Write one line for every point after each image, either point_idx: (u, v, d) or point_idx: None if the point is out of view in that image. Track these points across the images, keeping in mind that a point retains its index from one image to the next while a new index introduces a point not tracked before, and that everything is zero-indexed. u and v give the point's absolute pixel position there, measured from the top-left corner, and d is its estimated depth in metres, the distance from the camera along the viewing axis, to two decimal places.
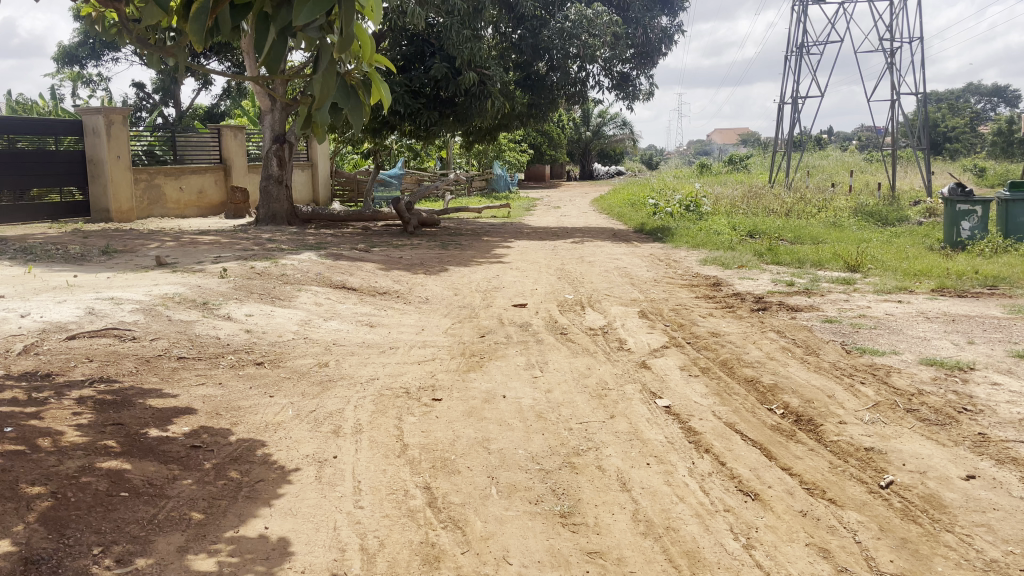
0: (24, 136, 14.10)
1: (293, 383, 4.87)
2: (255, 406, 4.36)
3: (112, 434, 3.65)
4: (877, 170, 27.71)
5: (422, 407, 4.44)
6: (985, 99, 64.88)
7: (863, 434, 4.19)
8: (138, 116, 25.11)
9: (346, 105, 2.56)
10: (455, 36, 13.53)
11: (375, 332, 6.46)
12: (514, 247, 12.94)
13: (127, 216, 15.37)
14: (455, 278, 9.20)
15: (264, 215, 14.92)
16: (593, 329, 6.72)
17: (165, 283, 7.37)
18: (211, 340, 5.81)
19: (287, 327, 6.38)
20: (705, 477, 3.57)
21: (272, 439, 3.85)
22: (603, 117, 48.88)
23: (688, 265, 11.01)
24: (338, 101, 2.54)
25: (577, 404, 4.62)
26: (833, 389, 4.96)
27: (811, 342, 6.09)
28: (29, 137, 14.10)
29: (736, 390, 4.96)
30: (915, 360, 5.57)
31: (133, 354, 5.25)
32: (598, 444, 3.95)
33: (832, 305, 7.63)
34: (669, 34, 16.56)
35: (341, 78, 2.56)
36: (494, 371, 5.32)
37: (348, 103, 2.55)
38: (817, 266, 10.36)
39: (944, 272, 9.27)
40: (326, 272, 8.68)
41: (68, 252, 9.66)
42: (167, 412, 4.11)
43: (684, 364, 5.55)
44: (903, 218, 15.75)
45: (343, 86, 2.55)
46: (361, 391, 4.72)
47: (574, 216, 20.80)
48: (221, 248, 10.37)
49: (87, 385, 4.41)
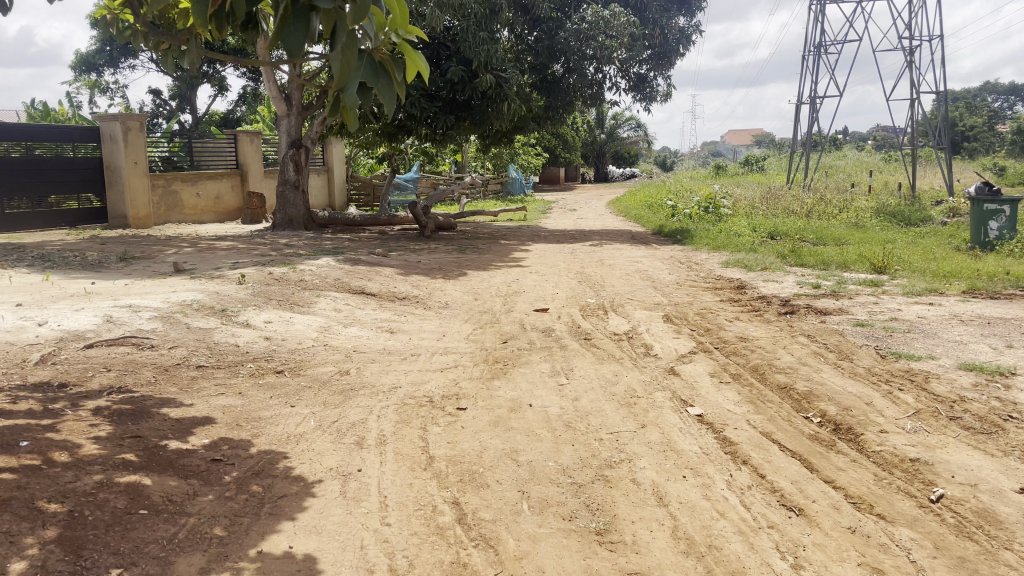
0: (41, 143, 14.08)
1: (314, 392, 4.74)
2: (276, 416, 4.24)
3: (130, 447, 3.55)
4: (896, 170, 27.40)
5: (448, 417, 4.32)
6: (1002, 97, 64.27)
7: (907, 444, 4.02)
8: (154, 122, 25.22)
9: (375, 84, 2.35)
10: (471, 38, 13.42)
11: (395, 338, 6.35)
12: (532, 250, 12.82)
13: (144, 222, 15.37)
14: (474, 283, 9.09)
15: (281, 220, 14.85)
16: (617, 334, 6.58)
17: (182, 290, 7.29)
18: (230, 348, 5.72)
19: (306, 333, 6.27)
20: (746, 491, 3.42)
21: (294, 452, 3.74)
22: (617, 119, 48.78)
23: (710, 267, 10.84)
24: (367, 81, 2.33)
25: (606, 413, 4.48)
26: (871, 396, 4.79)
27: (843, 347, 5.91)
28: (46, 145, 14.10)
29: (771, 398, 4.80)
30: (953, 365, 5.38)
31: (151, 363, 5.16)
32: (631, 455, 3.80)
33: (862, 308, 7.44)
34: (687, 34, 16.39)
35: (368, 55, 2.36)
36: (519, 378, 5.18)
37: (378, 83, 2.34)
38: (843, 267, 10.15)
39: (974, 273, 9.03)
40: (344, 277, 8.58)
41: (85, 259, 9.64)
42: (187, 423, 4.01)
43: (713, 370, 5.39)
44: (927, 218, 15.47)
45: (369, 64, 2.34)
46: (383, 400, 4.60)
47: (590, 218, 20.68)
48: (238, 254, 10.30)
49: (104, 395, 4.32)
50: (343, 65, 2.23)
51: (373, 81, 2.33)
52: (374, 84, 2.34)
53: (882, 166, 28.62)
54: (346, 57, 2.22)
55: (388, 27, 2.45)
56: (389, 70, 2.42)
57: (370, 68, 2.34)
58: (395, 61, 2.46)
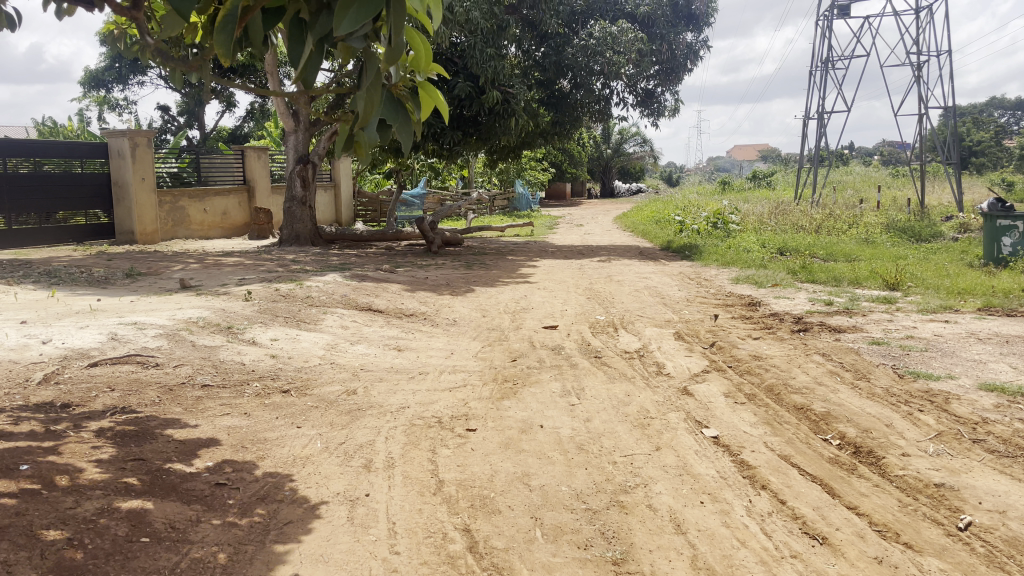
0: (51, 159, 14.11)
1: (320, 412, 4.65)
2: (282, 438, 4.14)
3: (133, 470, 3.46)
4: (904, 185, 27.32)
5: (458, 438, 4.22)
6: (1009, 113, 64.19)
7: (930, 468, 3.90)
8: (162, 138, 25.32)
9: (395, 123, 2.24)
10: (479, 55, 13.42)
11: (403, 356, 6.26)
12: (540, 265, 12.75)
13: (151, 238, 15.37)
14: (482, 299, 9.00)
15: (288, 235, 14.85)
16: (628, 352, 6.48)
17: (188, 307, 7.23)
18: (235, 366, 5.64)
19: (313, 351, 6.19)
20: (766, 518, 3.31)
21: (300, 475, 3.64)
22: (623, 134, 48.85)
23: (720, 283, 10.74)
24: (388, 118, 2.23)
25: (620, 434, 4.37)
26: (891, 417, 4.68)
27: (860, 366, 5.80)
28: (55, 161, 14.12)
29: (787, 419, 4.68)
30: (973, 385, 5.26)
31: (156, 382, 5.08)
32: (646, 479, 3.70)
33: (876, 326, 7.32)
34: (694, 50, 16.39)
35: (389, 91, 2.25)
36: (529, 398, 5.08)
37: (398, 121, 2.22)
38: (855, 284, 10.03)
39: (988, 289, 8.91)
40: (351, 293, 8.51)
41: (91, 275, 9.61)
42: (192, 445, 3.92)
43: (728, 390, 5.28)
44: (937, 233, 15.34)
45: (390, 102, 2.24)
46: (391, 421, 4.50)
47: (598, 233, 20.63)
48: (245, 270, 10.26)
49: (107, 416, 4.24)
50: (368, 102, 2.11)
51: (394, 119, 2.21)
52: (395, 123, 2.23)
53: (889, 181, 28.52)
54: (372, 94, 2.12)
55: (409, 64, 2.35)
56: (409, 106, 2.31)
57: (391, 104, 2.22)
58: (413, 99, 2.35)
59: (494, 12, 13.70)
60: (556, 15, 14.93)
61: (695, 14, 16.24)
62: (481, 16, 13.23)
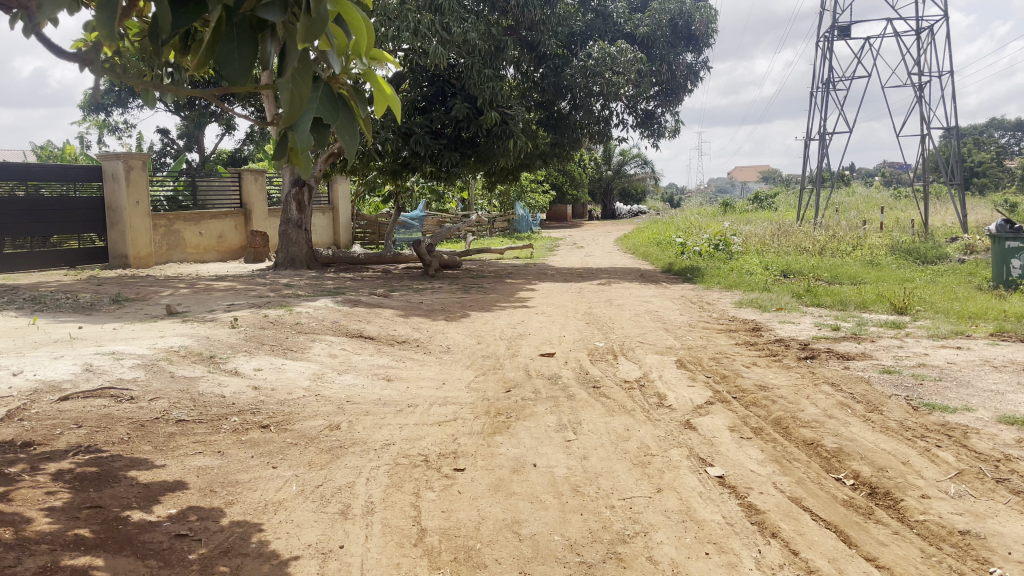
0: (48, 183, 13.96)
1: (299, 450, 4.36)
2: (255, 480, 3.85)
3: (86, 521, 3.18)
4: (907, 207, 27.08)
5: (444, 479, 3.94)
6: (1009, 133, 64.33)
7: (954, 512, 3.61)
8: (161, 161, 25.23)
9: (332, 120, 2.03)
10: (477, 76, 13.24)
11: (392, 387, 5.98)
12: (539, 289, 12.51)
13: (145, 261, 15.17)
14: (477, 325, 8.73)
15: (283, 259, 14.62)
16: (628, 382, 6.19)
17: (172, 335, 6.97)
18: (215, 399, 5.36)
19: (297, 382, 5.91)
20: (776, 571, 3.02)
21: (270, 523, 3.35)
22: (624, 156, 48.70)
23: (722, 307, 10.49)
24: (322, 116, 2.02)
25: (618, 474, 4.08)
26: (908, 454, 4.39)
27: (872, 397, 5.51)
28: (51, 185, 13.96)
29: (798, 456, 4.39)
30: (992, 418, 4.96)
31: (128, 417, 4.81)
32: (646, 527, 3.41)
33: (886, 353, 7.03)
34: (694, 71, 16.26)
35: (326, 86, 2.04)
36: (523, 433, 4.78)
37: (337, 120, 2.04)
38: (861, 308, 9.76)
39: (1000, 313, 8.63)
40: (342, 319, 8.25)
41: (78, 301, 9.37)
42: (157, 489, 3.64)
43: (733, 423, 4.99)
44: (944, 255, 15.07)
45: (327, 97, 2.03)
46: (374, 460, 4.21)
47: (598, 255, 20.40)
48: (235, 295, 10.00)
49: (69, 456, 3.97)
50: (292, 96, 1.92)
51: (332, 118, 2.03)
52: (332, 121, 2.05)
53: (891, 202, 28.30)
54: (297, 86, 1.92)
55: (350, 53, 2.13)
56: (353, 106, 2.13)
57: (330, 97, 2.04)
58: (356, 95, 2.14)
59: (491, 33, 13.58)
60: (555, 35, 14.80)
61: (694, 34, 16.10)
62: (478, 37, 13.09)
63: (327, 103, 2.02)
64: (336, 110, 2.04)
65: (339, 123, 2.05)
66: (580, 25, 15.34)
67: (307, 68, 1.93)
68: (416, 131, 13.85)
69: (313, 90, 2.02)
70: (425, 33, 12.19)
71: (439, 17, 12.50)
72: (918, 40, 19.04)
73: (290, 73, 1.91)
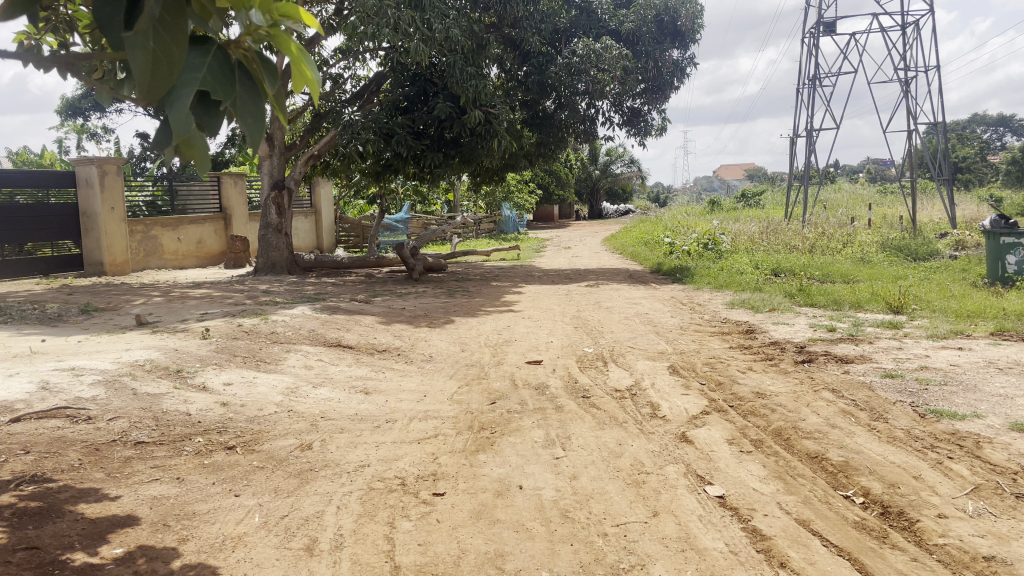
0: (22, 190, 13.56)
1: (266, 475, 4.03)
2: (215, 511, 3.52)
3: (18, 566, 2.84)
4: (894, 203, 26.96)
5: (422, 506, 3.62)
6: (991, 129, 64.72)
7: (975, 535, 3.32)
8: (141, 166, 24.74)
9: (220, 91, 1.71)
10: (459, 74, 12.90)
11: (370, 401, 5.64)
12: (525, 292, 12.21)
13: (121, 268, 14.75)
14: (462, 331, 8.41)
15: (263, 264, 14.28)
16: (619, 390, 5.89)
17: (138, 347, 6.61)
18: (179, 418, 5.01)
19: (269, 398, 5.57)
20: None
21: (226, 563, 3.03)
22: (610, 155, 48.45)
23: (714, 308, 10.22)
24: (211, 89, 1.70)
25: (610, 496, 3.78)
26: (918, 467, 4.12)
27: (876, 404, 5.24)
28: (25, 191, 13.52)
29: (802, 472, 4.10)
30: (1003, 425, 4.70)
31: (82, 440, 4.46)
32: (642, 559, 3.11)
33: (886, 356, 6.76)
34: (680, 67, 16.01)
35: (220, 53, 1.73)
36: (508, 451, 4.47)
37: (230, 93, 1.73)
38: (856, 308, 9.50)
39: (999, 311, 8.40)
40: (320, 327, 7.91)
41: (45, 311, 8.98)
42: (105, 525, 3.30)
43: (731, 436, 4.69)
44: (935, 252, 14.85)
45: (218, 67, 1.73)
46: (346, 484, 3.89)
47: (585, 256, 20.13)
48: (210, 304, 9.62)
49: (11, 488, 3.62)
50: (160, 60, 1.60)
51: (227, 93, 1.73)
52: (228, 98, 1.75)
53: (878, 198, 28.14)
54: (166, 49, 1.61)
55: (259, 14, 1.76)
56: (259, 79, 1.82)
57: (226, 66, 1.74)
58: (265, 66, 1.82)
59: (472, 30, 13.26)
60: (538, 32, 14.49)
61: (680, 30, 15.85)
62: (460, 34, 12.76)
63: (218, 73, 1.72)
64: (234, 82, 1.75)
65: (236, 99, 1.75)
66: (565, 22, 15.08)
67: (183, 21, 1.63)
68: (397, 132, 13.51)
69: (202, 59, 1.71)
70: (405, 30, 11.85)
71: (419, 13, 12.16)
72: (903, 35, 18.95)
73: (157, 21, 1.61)
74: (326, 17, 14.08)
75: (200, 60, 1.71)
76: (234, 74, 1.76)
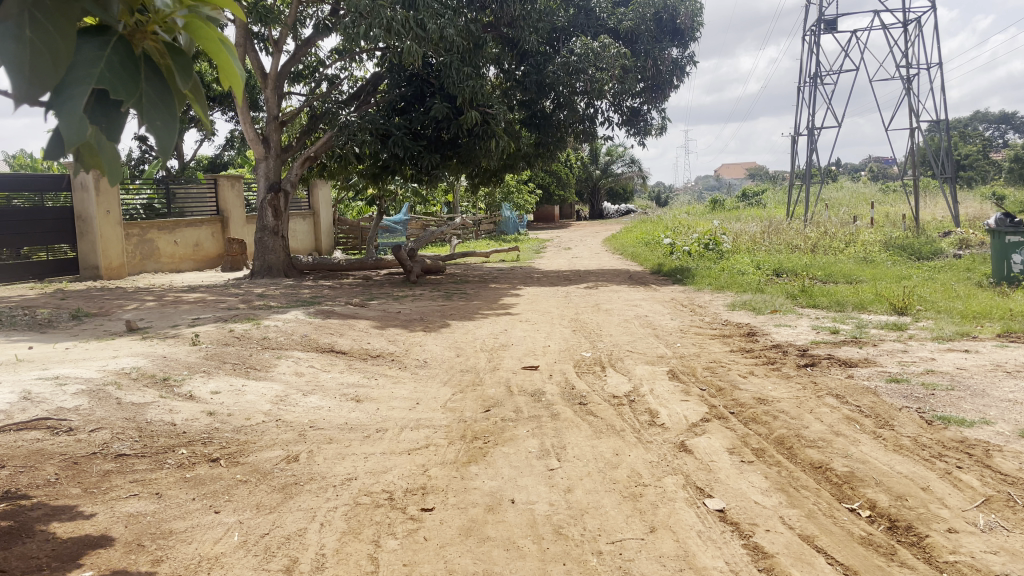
0: (19, 194, 13.38)
1: (249, 489, 3.89)
2: (192, 530, 3.38)
3: None
4: (896, 201, 26.81)
5: (409, 523, 3.47)
6: (993, 126, 64.62)
7: (987, 551, 3.17)
8: (139, 169, 24.59)
9: (118, 90, 1.45)
10: (455, 74, 12.75)
11: (361, 409, 5.50)
12: (524, 294, 12.08)
13: (117, 272, 14.61)
14: (458, 335, 8.25)
15: (260, 267, 14.15)
16: (616, 397, 5.73)
17: (126, 354, 6.46)
18: (164, 428, 4.86)
19: (258, 407, 5.42)
20: None
21: None
22: (611, 155, 48.32)
23: (715, 310, 10.07)
24: (108, 86, 1.44)
25: (606, 511, 3.62)
26: (926, 477, 3.97)
27: (880, 410, 5.09)
28: (24, 195, 13.42)
29: (806, 483, 3.95)
30: (1014, 432, 4.54)
31: (62, 453, 4.31)
32: None
33: (890, 358, 6.62)
34: (680, 66, 15.86)
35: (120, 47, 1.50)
36: (501, 462, 4.31)
37: (133, 91, 1.47)
38: (859, 309, 9.34)
39: (1006, 312, 8.24)
40: (313, 332, 7.76)
41: (35, 317, 8.84)
42: (76, 546, 3.16)
43: (732, 445, 4.54)
44: (938, 250, 14.70)
45: (118, 61, 1.47)
46: (331, 500, 3.74)
47: (586, 257, 20.02)
48: (203, 308, 9.47)
49: None
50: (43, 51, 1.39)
51: (129, 91, 1.47)
52: (133, 98, 1.49)
53: (880, 196, 28.00)
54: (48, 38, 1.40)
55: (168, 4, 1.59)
56: (169, 76, 1.58)
57: (128, 59, 1.49)
58: (176, 65, 1.60)
59: (469, 30, 13.14)
60: (536, 32, 14.37)
61: (680, 28, 15.69)
62: (456, 33, 12.63)
63: (119, 68, 1.47)
64: (138, 78, 1.50)
65: (140, 97, 1.49)
66: (563, 20, 14.98)
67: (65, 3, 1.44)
68: (394, 133, 13.38)
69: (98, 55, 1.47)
70: (401, 28, 11.70)
71: (414, 13, 12.01)
72: (904, 32, 18.83)
73: (33, 6, 1.42)
74: (322, 18, 13.94)
75: (96, 53, 1.47)
76: (140, 68, 1.51)
